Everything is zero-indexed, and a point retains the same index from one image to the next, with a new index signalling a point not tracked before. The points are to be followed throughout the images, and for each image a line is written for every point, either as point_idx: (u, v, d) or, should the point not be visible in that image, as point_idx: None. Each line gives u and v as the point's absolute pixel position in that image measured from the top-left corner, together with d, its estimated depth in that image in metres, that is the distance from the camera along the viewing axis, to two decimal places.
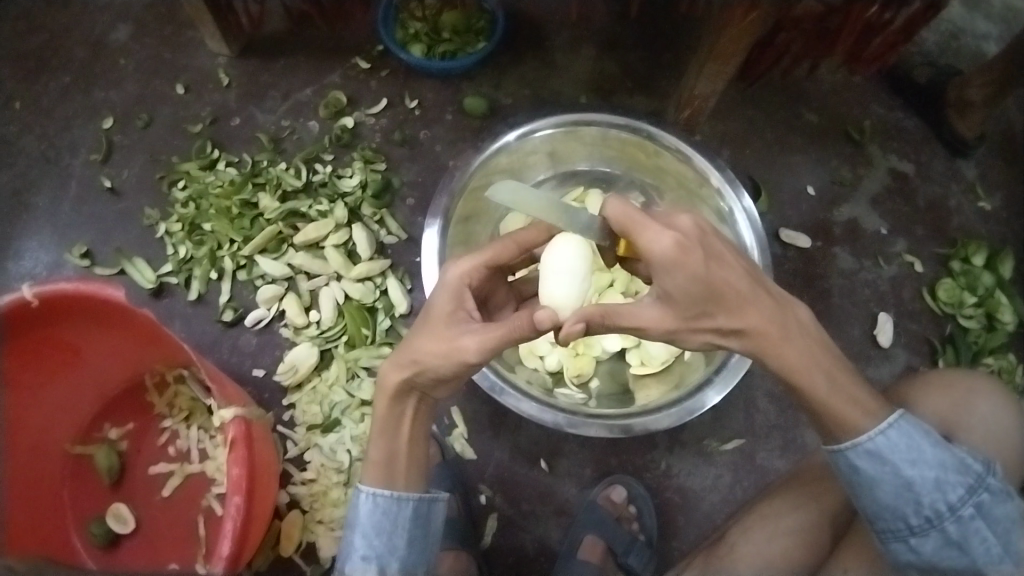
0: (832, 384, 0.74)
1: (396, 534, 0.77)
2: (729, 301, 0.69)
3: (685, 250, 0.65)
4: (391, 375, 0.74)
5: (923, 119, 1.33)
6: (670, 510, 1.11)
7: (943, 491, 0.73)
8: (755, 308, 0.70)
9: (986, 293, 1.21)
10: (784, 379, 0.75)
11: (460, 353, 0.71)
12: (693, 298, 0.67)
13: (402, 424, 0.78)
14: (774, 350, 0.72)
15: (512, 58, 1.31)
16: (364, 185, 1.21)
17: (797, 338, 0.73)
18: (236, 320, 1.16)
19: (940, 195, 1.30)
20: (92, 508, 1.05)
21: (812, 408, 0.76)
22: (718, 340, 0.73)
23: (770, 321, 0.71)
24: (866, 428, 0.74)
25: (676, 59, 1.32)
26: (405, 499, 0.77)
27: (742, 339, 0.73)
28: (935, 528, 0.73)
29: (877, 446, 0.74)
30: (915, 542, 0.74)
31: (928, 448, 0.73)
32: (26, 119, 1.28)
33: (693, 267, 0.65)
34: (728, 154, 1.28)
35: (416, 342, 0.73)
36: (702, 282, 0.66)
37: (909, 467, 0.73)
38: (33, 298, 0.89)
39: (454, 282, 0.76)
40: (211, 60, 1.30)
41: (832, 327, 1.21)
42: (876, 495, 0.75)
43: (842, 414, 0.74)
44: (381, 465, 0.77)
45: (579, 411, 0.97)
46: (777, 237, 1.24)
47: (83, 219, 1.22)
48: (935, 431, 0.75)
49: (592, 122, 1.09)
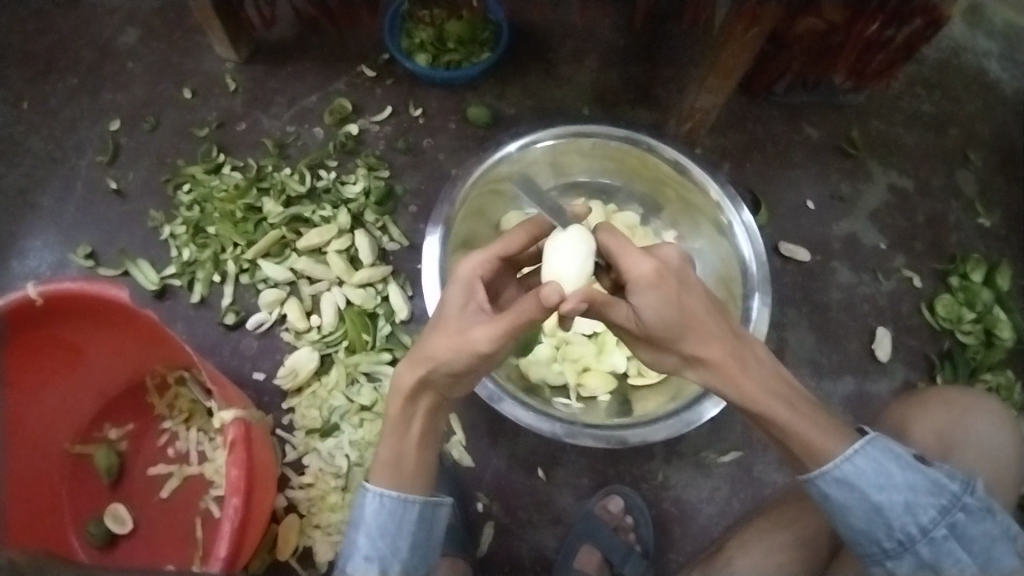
0: (803, 407, 0.75)
1: (401, 536, 0.77)
2: (697, 330, 0.70)
3: (661, 274, 0.68)
4: (405, 377, 0.73)
5: (923, 135, 1.35)
6: (666, 521, 1.11)
7: (913, 514, 0.73)
8: (719, 341, 0.71)
9: (985, 309, 1.22)
10: (746, 411, 0.75)
11: (473, 346, 0.69)
12: (667, 323, 0.69)
13: (413, 422, 0.77)
14: (735, 384, 0.73)
15: (515, 68, 1.32)
16: (367, 192, 1.22)
17: (760, 372, 0.74)
18: (237, 323, 1.16)
19: (939, 211, 1.31)
20: (90, 509, 1.05)
21: (778, 436, 0.76)
22: (681, 363, 0.74)
23: (731, 355, 0.72)
24: (834, 453, 0.74)
25: (678, 71, 1.34)
26: (411, 502, 0.77)
27: (703, 368, 0.73)
28: (909, 550, 0.74)
29: (844, 474, 0.73)
30: (891, 563, 0.75)
31: (896, 473, 0.73)
32: (33, 120, 1.29)
33: (668, 291, 0.68)
34: (728, 168, 1.29)
35: (428, 340, 0.72)
36: (675, 307, 0.68)
37: (876, 493, 0.73)
38: (38, 296, 0.89)
39: (466, 275, 0.75)
40: (219, 65, 1.31)
41: (831, 342, 1.21)
42: (848, 521, 0.75)
43: (808, 441, 0.74)
44: (390, 466, 0.77)
45: (576, 420, 0.98)
46: (776, 250, 1.25)
47: (88, 220, 1.23)
48: (907, 453, 0.75)
49: (592, 134, 1.11)
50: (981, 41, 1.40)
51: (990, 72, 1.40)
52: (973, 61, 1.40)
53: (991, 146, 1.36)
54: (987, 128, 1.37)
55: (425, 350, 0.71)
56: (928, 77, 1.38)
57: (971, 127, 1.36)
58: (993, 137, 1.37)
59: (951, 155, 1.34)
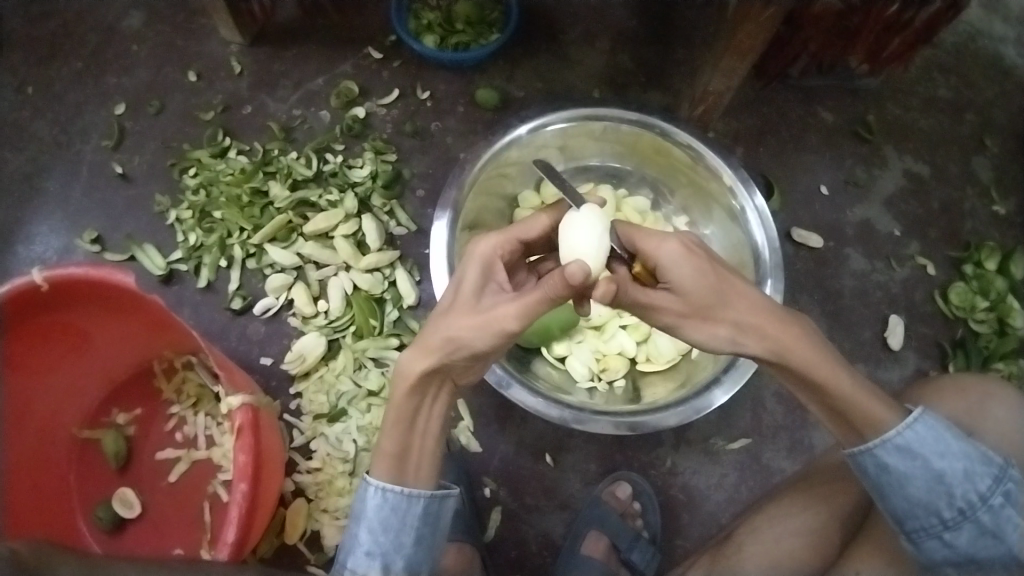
0: (863, 381, 0.74)
1: (404, 531, 0.75)
2: (737, 293, 0.71)
3: (688, 246, 0.71)
4: (418, 362, 0.71)
5: (940, 120, 1.32)
6: (674, 507, 1.10)
7: (972, 481, 0.71)
8: (761, 303, 0.72)
9: (999, 297, 1.20)
10: (812, 386, 0.73)
11: (497, 325, 0.68)
12: (705, 287, 0.70)
13: (416, 417, 0.74)
14: (792, 351, 0.71)
15: (525, 50, 1.31)
16: (374, 175, 1.20)
17: (811, 335, 0.73)
18: (245, 308, 1.16)
19: (954, 197, 1.29)
20: (98, 493, 1.05)
21: (836, 409, 0.74)
22: (738, 343, 0.72)
23: (779, 321, 0.72)
24: (891, 424, 0.72)
25: (690, 53, 1.32)
26: (416, 497, 0.74)
27: (759, 342, 0.72)
28: (968, 520, 0.71)
29: (906, 441, 0.72)
30: (950, 536, 0.72)
31: (952, 441, 0.72)
32: (38, 104, 1.28)
33: (699, 261, 0.70)
34: (740, 152, 1.27)
35: (449, 320, 0.70)
36: (709, 274, 0.70)
37: (938, 460, 0.71)
38: (43, 281, 0.89)
39: (486, 251, 0.75)
40: (224, 48, 1.30)
41: (843, 328, 1.20)
42: (907, 491, 0.72)
43: (871, 411, 0.72)
44: (394, 458, 0.74)
45: (586, 407, 0.97)
46: (788, 236, 1.23)
47: (94, 205, 1.22)
48: (953, 425, 0.74)
49: (603, 118, 1.09)
50: (998, 27, 1.38)
51: (1008, 58, 1.38)
52: (990, 46, 1.38)
53: (1008, 133, 1.34)
54: (1004, 115, 1.34)
55: (446, 332, 0.69)
56: (945, 62, 1.35)
57: (988, 113, 1.34)
58: (1010, 124, 1.34)
59: (967, 141, 1.32)
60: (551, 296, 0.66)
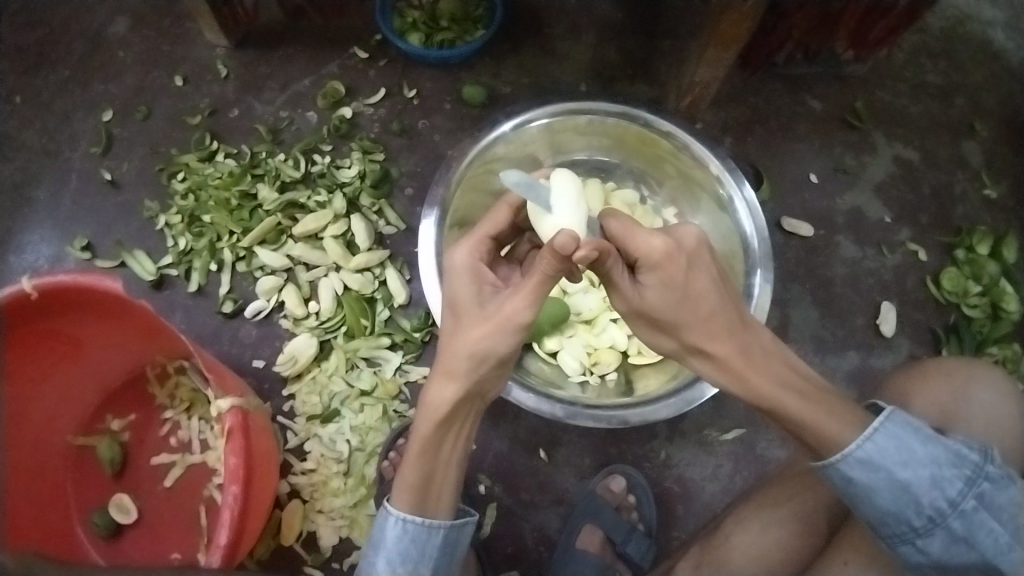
0: (815, 395, 0.72)
1: (423, 561, 0.73)
2: (702, 322, 0.70)
3: (671, 255, 0.67)
4: (447, 390, 0.70)
5: (929, 105, 1.32)
6: (669, 499, 1.10)
7: (941, 488, 0.69)
8: (727, 334, 0.71)
9: (991, 282, 1.20)
10: (757, 405, 0.73)
11: (513, 319, 0.67)
12: (670, 305, 0.70)
13: (443, 445, 0.73)
14: (747, 376, 0.72)
15: (511, 45, 1.30)
16: (362, 175, 1.20)
17: (767, 362, 0.72)
18: (235, 311, 1.16)
19: (945, 181, 1.28)
20: (95, 499, 1.06)
21: (792, 427, 0.73)
22: (694, 355, 0.75)
23: (739, 349, 0.71)
24: (851, 437, 0.70)
25: (677, 44, 1.31)
26: (437, 527, 0.73)
27: (713, 363, 0.74)
28: (940, 526, 0.69)
29: (867, 454, 0.70)
30: (922, 542, 0.70)
31: (918, 447, 0.70)
32: (25, 113, 1.29)
33: (679, 271, 0.68)
34: (729, 142, 1.26)
35: (463, 338, 0.70)
36: (678, 296, 0.69)
37: (902, 470, 0.69)
38: (33, 290, 0.89)
39: (464, 262, 0.75)
40: (209, 51, 1.30)
41: (836, 317, 1.20)
42: (875, 503, 0.71)
43: (821, 426, 0.71)
44: (416, 489, 0.72)
45: (577, 402, 0.97)
46: (779, 225, 1.23)
47: (84, 212, 1.23)
48: (925, 427, 0.71)
49: (588, 111, 1.08)
50: (985, 11, 1.37)
51: (996, 41, 1.37)
52: (978, 29, 1.37)
53: (998, 116, 1.33)
54: (993, 99, 1.34)
55: (465, 349, 0.69)
56: (933, 46, 1.35)
57: (977, 98, 1.33)
58: (999, 108, 1.34)
59: (957, 126, 1.31)
60: (547, 276, 0.64)
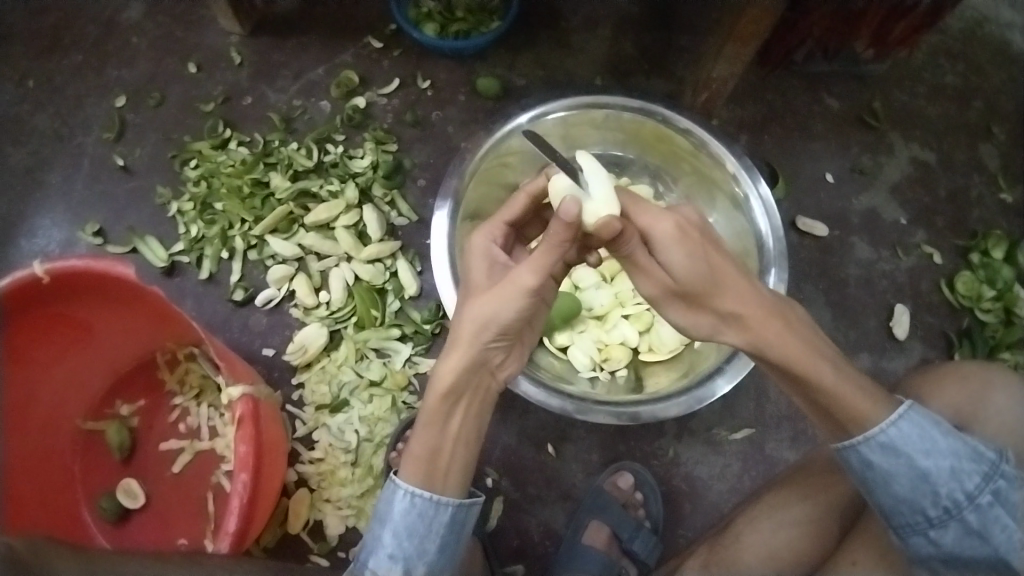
0: (849, 373, 0.72)
1: (429, 538, 0.69)
2: (729, 286, 0.70)
3: (685, 229, 0.68)
4: (451, 360, 0.70)
5: (946, 108, 1.30)
6: (677, 497, 1.10)
7: (960, 480, 0.68)
8: (755, 298, 0.71)
9: (1005, 286, 1.19)
10: (789, 375, 0.72)
11: (514, 285, 0.68)
12: (698, 274, 0.68)
13: (452, 422, 0.71)
14: (776, 344, 0.70)
15: (526, 37, 1.29)
16: (375, 165, 1.20)
17: (799, 329, 0.72)
18: (246, 299, 1.16)
19: (961, 184, 1.27)
20: (103, 484, 1.06)
21: (822, 404, 0.72)
22: (719, 329, 0.73)
23: (770, 314, 0.71)
24: (876, 420, 0.70)
25: (694, 40, 1.30)
26: (444, 504, 0.69)
27: (742, 332, 0.72)
28: (954, 518, 0.69)
29: (889, 438, 0.69)
30: (935, 534, 0.70)
31: (940, 438, 0.69)
32: (39, 97, 1.28)
33: (695, 245, 0.68)
34: (745, 140, 1.25)
35: (468, 308, 0.70)
36: (704, 262, 0.68)
37: (923, 458, 0.69)
38: (44, 274, 0.89)
39: (482, 244, 0.78)
40: (224, 38, 1.30)
41: (848, 319, 1.19)
42: (890, 489, 0.70)
43: (852, 401, 0.70)
44: (423, 460, 0.69)
45: (587, 397, 0.96)
46: (793, 224, 1.22)
47: (96, 198, 1.23)
48: (944, 421, 0.71)
49: (605, 105, 1.08)
50: (1005, 13, 1.36)
51: (1017, 43, 1.35)
52: (998, 32, 1.36)
53: (1016, 120, 1.32)
54: (1012, 102, 1.33)
55: (470, 315, 0.70)
56: (952, 48, 1.33)
57: (995, 101, 1.32)
58: (1018, 111, 1.32)
59: (974, 128, 1.30)
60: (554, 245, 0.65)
